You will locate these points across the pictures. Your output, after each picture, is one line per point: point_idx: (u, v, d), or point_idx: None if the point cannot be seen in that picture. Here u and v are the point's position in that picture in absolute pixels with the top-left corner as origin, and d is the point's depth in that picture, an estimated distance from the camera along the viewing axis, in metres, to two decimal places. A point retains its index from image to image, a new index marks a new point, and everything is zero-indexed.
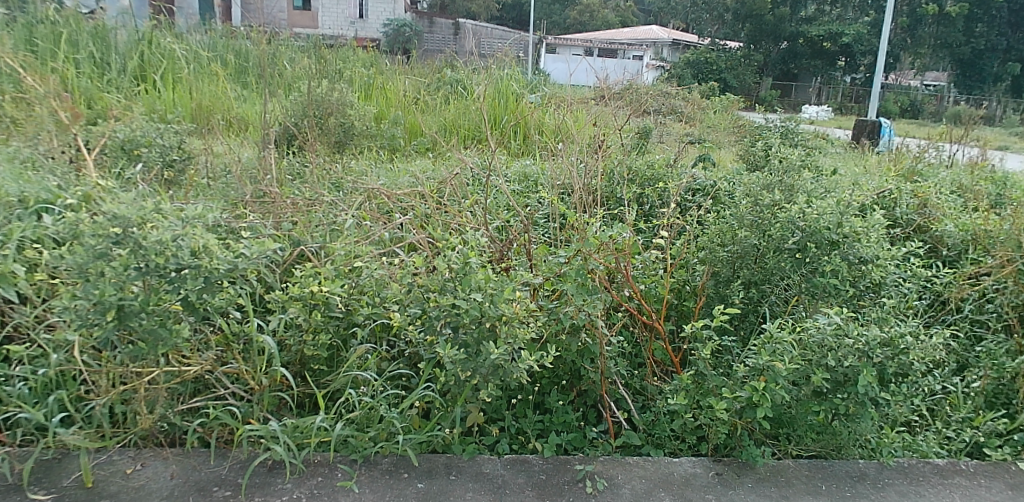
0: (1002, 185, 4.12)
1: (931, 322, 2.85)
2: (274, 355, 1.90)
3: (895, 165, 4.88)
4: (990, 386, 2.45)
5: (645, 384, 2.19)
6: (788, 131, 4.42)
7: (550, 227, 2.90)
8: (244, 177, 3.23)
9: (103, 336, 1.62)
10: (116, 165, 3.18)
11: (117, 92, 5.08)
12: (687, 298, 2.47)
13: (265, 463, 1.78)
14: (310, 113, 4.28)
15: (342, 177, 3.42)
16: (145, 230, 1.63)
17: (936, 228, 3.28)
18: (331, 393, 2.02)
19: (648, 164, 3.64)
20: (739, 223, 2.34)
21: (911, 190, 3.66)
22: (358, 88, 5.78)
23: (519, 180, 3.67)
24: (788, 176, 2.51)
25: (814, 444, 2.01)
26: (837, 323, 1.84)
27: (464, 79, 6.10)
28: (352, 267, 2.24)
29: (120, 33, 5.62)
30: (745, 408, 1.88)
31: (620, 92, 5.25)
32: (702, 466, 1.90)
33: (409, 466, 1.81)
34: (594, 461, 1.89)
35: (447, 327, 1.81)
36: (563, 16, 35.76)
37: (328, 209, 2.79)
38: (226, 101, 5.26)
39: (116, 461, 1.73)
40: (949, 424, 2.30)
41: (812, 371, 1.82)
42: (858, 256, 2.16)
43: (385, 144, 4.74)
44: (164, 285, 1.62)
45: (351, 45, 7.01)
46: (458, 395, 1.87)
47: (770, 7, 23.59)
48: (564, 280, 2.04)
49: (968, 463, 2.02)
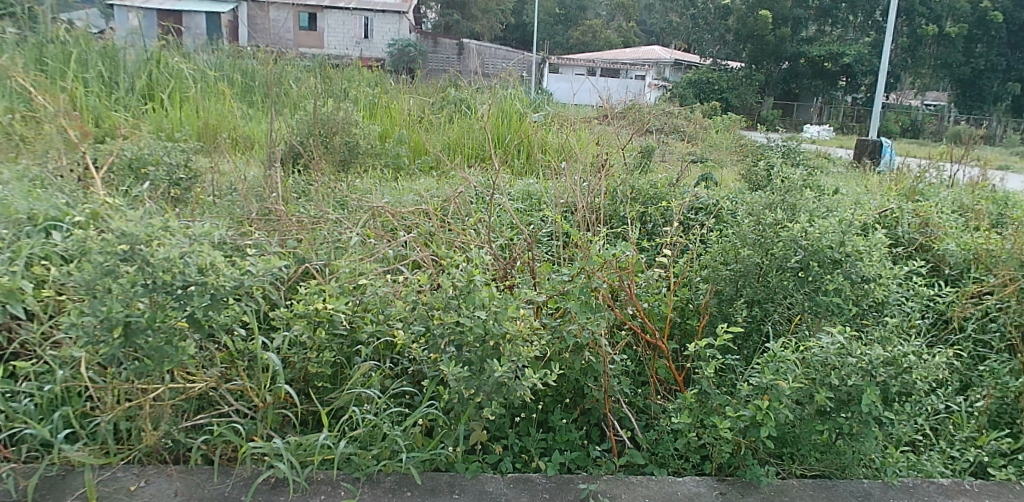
0: (1003, 204, 4.14)
1: (933, 342, 2.83)
2: (279, 372, 1.91)
3: (896, 184, 4.91)
4: (994, 406, 2.45)
5: (648, 402, 2.19)
6: (790, 150, 4.45)
7: (553, 245, 2.92)
8: (250, 195, 3.27)
9: (110, 353, 1.64)
10: (124, 184, 3.22)
11: (125, 111, 5.14)
12: (690, 316, 2.47)
13: (269, 481, 1.78)
14: (315, 132, 4.33)
15: (347, 195, 3.45)
16: (153, 247, 1.66)
17: (938, 247, 3.29)
18: (335, 411, 2.03)
19: (650, 183, 3.66)
20: (741, 242, 2.35)
21: (913, 209, 3.67)
22: (362, 107, 5.82)
23: (522, 199, 3.69)
24: (791, 195, 2.53)
25: (817, 464, 2.00)
26: (840, 343, 1.84)
27: (468, 99, 6.19)
28: (356, 285, 2.26)
29: (129, 53, 5.72)
30: (749, 427, 1.88)
31: (623, 112, 5.31)
32: (706, 486, 1.90)
33: (411, 484, 1.81)
34: (598, 480, 1.89)
35: (451, 345, 1.84)
36: (565, 37, 36.12)
37: (333, 227, 2.82)
38: (232, 120, 5.33)
39: (119, 478, 1.73)
40: (952, 443, 2.30)
41: (815, 390, 1.82)
42: (860, 275, 2.16)
43: (390, 163, 4.73)
44: (170, 302, 1.64)
45: (356, 64, 7.09)
46: (461, 413, 1.87)
47: (771, 27, 23.79)
48: (568, 298, 2.05)
49: (973, 483, 2.01)
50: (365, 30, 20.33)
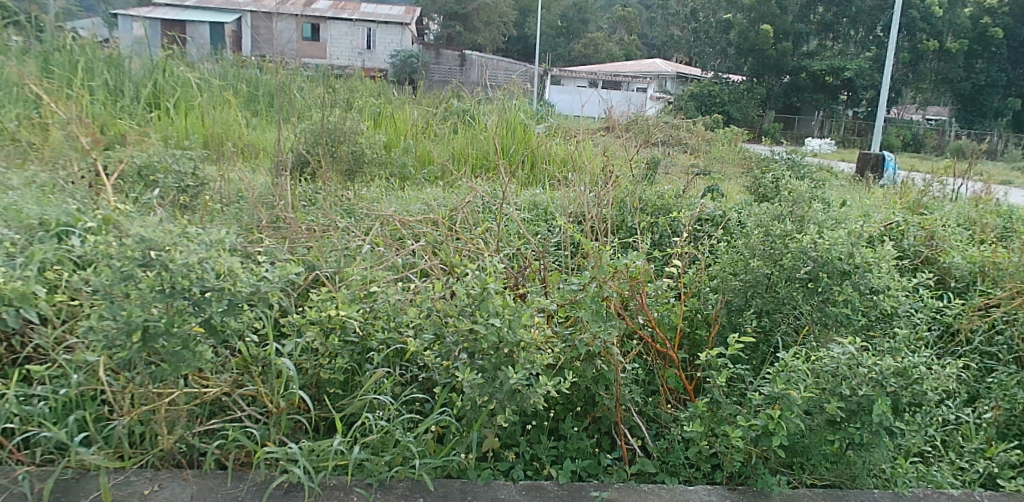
0: (1008, 218, 4.17)
1: (940, 354, 2.85)
2: (292, 377, 1.92)
3: (901, 197, 4.94)
4: (1003, 417, 2.46)
5: (658, 411, 2.19)
6: (794, 164, 4.49)
7: (561, 255, 2.95)
8: (260, 202, 3.30)
9: (126, 357, 1.66)
10: (133, 191, 3.26)
11: (130, 119, 5.17)
12: (699, 327, 2.45)
13: (282, 485, 1.78)
14: (322, 140, 4.36)
15: (354, 203, 3.47)
16: (171, 252, 1.68)
17: (945, 260, 3.32)
18: (347, 417, 2.03)
19: (657, 194, 3.69)
20: (750, 253, 2.35)
21: (918, 222, 3.70)
22: (367, 117, 5.87)
23: (528, 209, 3.71)
24: (798, 207, 2.57)
25: (828, 474, 2.00)
26: (851, 353, 1.86)
27: (471, 110, 6.23)
28: (367, 292, 2.28)
29: (134, 61, 5.75)
30: (760, 437, 1.89)
31: (627, 123, 5.36)
32: (717, 494, 1.90)
33: (424, 490, 1.81)
34: (610, 487, 1.90)
35: (463, 352, 1.86)
36: (567, 49, 36.28)
37: (342, 235, 2.84)
38: (238, 128, 5.37)
39: (133, 482, 1.73)
40: (961, 455, 2.31)
41: (826, 400, 1.83)
42: (870, 286, 2.19)
43: (396, 173, 4.79)
44: (186, 307, 1.66)
45: (360, 75, 7.14)
46: (473, 420, 1.87)
47: (772, 41, 23.93)
48: (579, 306, 2.05)
49: (983, 494, 2.02)
50: (366, 40, 20.39)
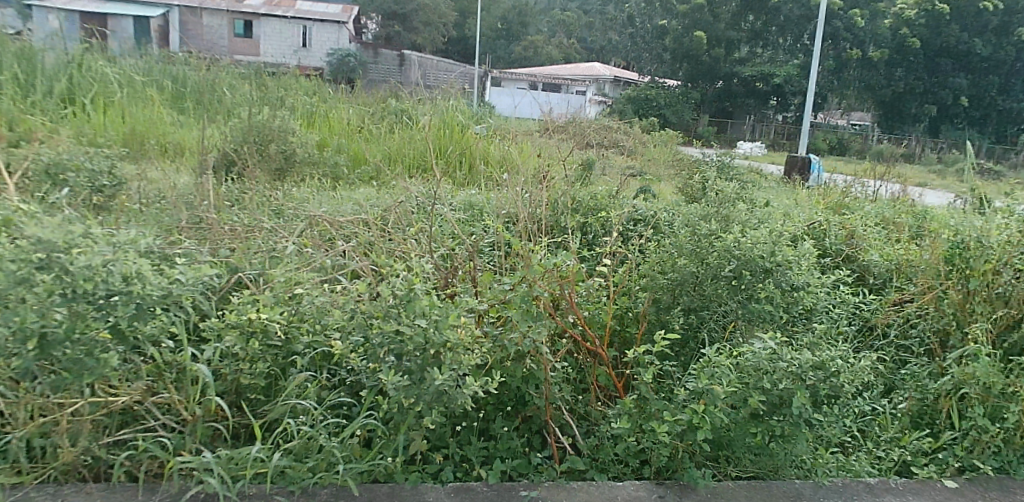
0: (920, 218, 4.40)
1: (859, 347, 2.98)
2: (208, 383, 1.83)
3: (824, 198, 5.15)
4: (915, 407, 2.58)
5: (589, 409, 2.20)
6: (724, 165, 4.62)
7: (494, 255, 2.94)
8: (181, 202, 3.16)
9: (22, 366, 1.55)
10: (40, 190, 3.06)
11: (41, 115, 4.87)
12: (630, 324, 2.49)
13: (197, 496, 1.70)
14: (249, 139, 4.27)
15: (283, 204, 3.36)
16: (72, 254, 1.57)
17: (863, 258, 3.48)
18: (268, 423, 1.95)
19: (591, 194, 3.72)
20: (679, 252, 2.39)
21: (839, 222, 3.87)
22: (300, 115, 5.73)
23: (464, 209, 3.69)
24: (724, 208, 2.63)
25: (751, 465, 2.06)
26: (771, 348, 1.93)
27: (408, 110, 6.13)
28: (292, 294, 2.21)
29: (47, 55, 5.44)
30: (687, 431, 1.92)
31: (563, 125, 5.41)
32: (644, 489, 1.93)
33: (349, 496, 1.76)
34: (539, 486, 1.91)
35: (390, 354, 1.78)
36: (509, 52, 36.41)
37: (268, 236, 2.77)
38: (161, 126, 5.14)
39: (32, 498, 1.62)
40: (878, 444, 2.41)
41: (749, 394, 1.87)
42: (790, 283, 2.25)
43: (328, 172, 4.67)
44: (91, 312, 1.56)
45: (294, 73, 6.95)
46: (400, 422, 1.83)
47: (706, 48, 24.67)
48: (508, 306, 2.03)
49: (897, 481, 2.12)
50: None
